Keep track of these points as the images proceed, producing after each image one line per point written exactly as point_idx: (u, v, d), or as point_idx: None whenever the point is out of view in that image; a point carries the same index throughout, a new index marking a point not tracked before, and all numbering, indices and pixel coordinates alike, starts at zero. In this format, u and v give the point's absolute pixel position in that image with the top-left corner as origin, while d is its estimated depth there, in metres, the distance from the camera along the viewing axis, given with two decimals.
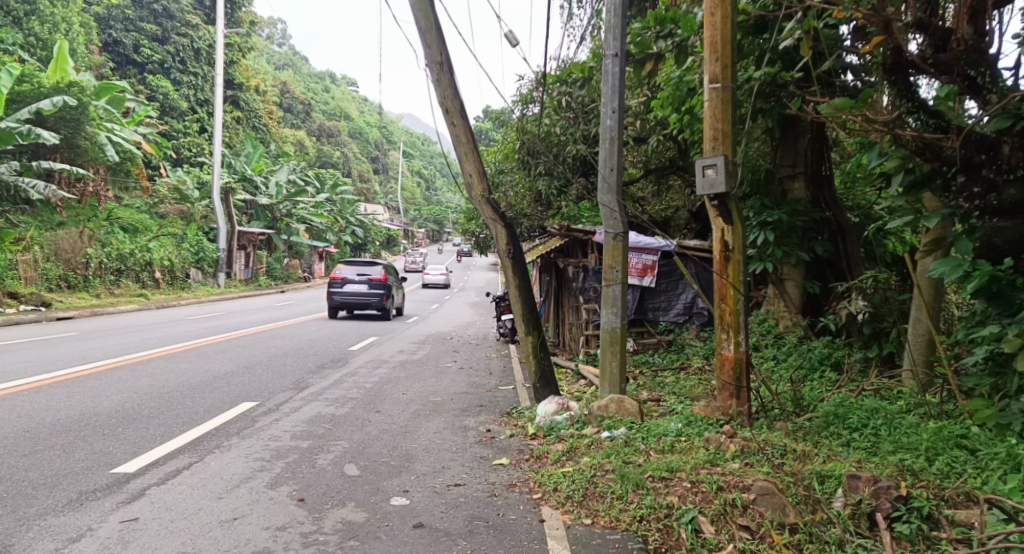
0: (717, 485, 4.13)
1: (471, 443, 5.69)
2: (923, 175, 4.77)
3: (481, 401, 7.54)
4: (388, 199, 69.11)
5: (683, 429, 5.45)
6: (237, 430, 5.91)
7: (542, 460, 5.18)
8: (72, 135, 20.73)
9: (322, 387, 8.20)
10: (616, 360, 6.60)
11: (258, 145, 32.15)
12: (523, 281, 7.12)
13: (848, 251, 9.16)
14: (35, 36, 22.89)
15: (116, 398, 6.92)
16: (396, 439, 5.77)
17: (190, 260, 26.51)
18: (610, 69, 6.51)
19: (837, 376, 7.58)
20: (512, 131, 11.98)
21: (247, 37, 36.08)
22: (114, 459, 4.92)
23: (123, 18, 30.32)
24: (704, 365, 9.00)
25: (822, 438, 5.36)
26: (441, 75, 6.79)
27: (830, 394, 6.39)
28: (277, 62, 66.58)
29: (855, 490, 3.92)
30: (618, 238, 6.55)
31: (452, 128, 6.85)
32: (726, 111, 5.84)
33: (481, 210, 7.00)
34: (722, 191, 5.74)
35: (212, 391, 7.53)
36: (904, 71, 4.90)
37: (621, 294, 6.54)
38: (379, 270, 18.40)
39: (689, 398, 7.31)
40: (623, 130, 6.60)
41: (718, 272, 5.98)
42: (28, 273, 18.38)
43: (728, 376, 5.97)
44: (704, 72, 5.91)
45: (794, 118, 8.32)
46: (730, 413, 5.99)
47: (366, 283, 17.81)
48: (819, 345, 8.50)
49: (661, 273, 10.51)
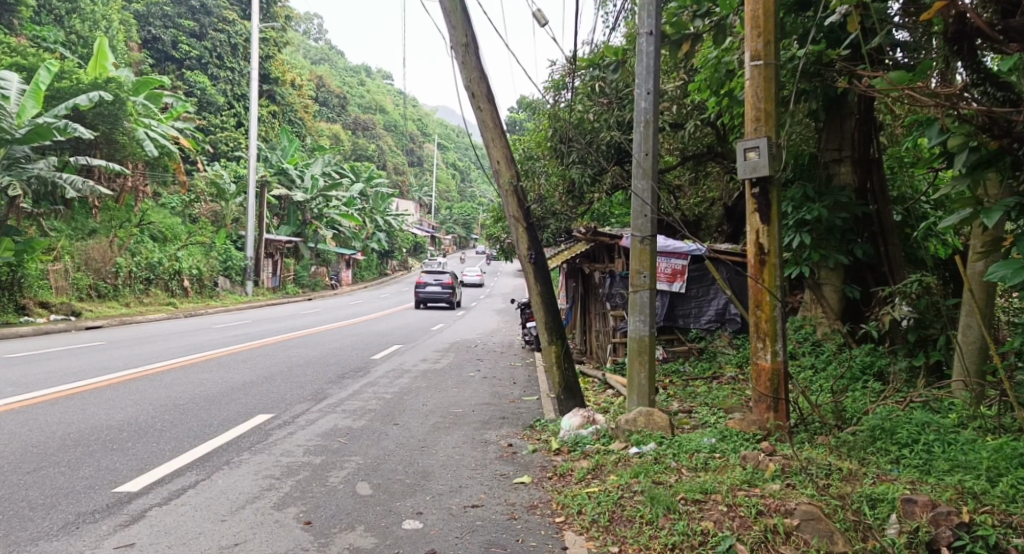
0: (756, 509, 3.78)
1: (491, 459, 5.41)
2: (990, 153, 4.32)
3: (504, 413, 7.26)
4: (422, 193, 69.64)
5: (717, 444, 5.10)
6: (249, 445, 5.69)
7: (566, 478, 4.87)
8: (110, 131, 20.84)
9: (341, 398, 7.98)
10: (645, 371, 6.26)
11: (293, 139, 32.63)
12: (545, 288, 6.79)
13: (890, 253, 8.72)
14: (76, 34, 23.86)
15: (130, 411, 6.77)
16: (413, 454, 5.50)
17: (218, 268, 26.73)
18: (645, 49, 6.25)
19: (882, 387, 7.15)
20: (545, 117, 11.79)
21: (282, 32, 36.55)
22: (119, 476, 4.73)
23: (162, 15, 31.31)
24: (737, 374, 8.62)
25: (868, 456, 4.98)
26: (467, 57, 6.60)
27: (875, 406, 6.00)
28: (313, 56, 67.54)
29: (910, 516, 3.55)
30: (645, 242, 6.21)
31: (479, 112, 6.61)
32: (769, 89, 5.57)
33: (507, 202, 6.71)
34: (765, 175, 5.49)
35: (229, 403, 7.35)
36: (969, 39, 4.34)
37: (649, 300, 6.21)
38: (450, 275, 25.25)
39: (723, 409, 6.97)
40: (658, 113, 6.29)
41: (752, 277, 5.62)
42: (59, 283, 18.57)
43: (765, 388, 5.61)
44: (745, 49, 5.67)
45: (840, 95, 8.15)
46: (768, 428, 5.62)
47: (440, 285, 24.65)
48: (860, 353, 8.06)
49: (691, 278, 10.12)
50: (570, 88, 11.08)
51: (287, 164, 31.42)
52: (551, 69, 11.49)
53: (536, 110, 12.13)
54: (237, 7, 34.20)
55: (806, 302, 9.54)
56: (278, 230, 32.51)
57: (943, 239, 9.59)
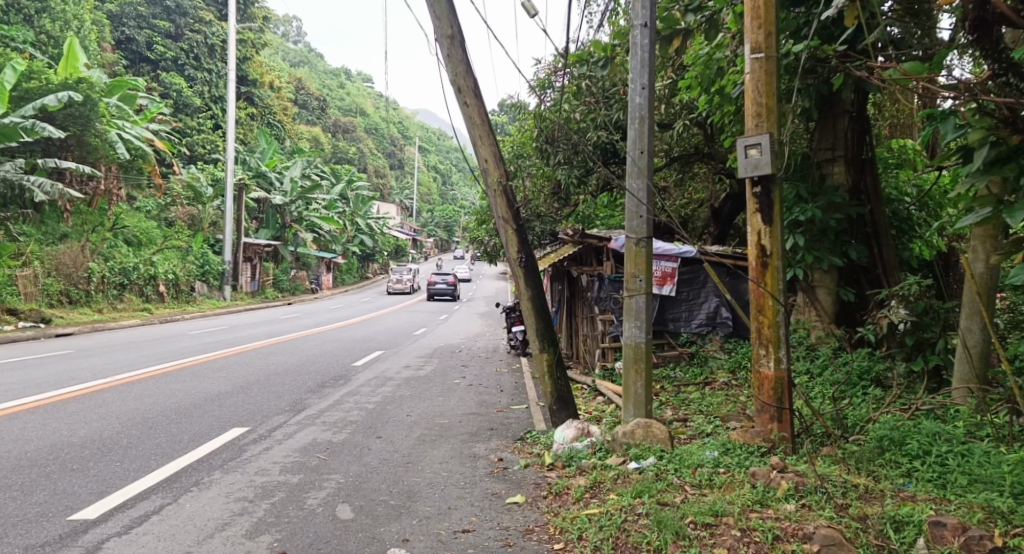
0: (772, 534, 3.53)
1: (481, 476, 5.08)
2: (1010, 148, 4.12)
3: (492, 423, 6.93)
4: (403, 195, 69.18)
5: (721, 458, 4.82)
6: (221, 463, 5.31)
7: (563, 497, 4.56)
8: (81, 132, 20.14)
9: (320, 409, 7.59)
10: (641, 380, 5.96)
11: (271, 141, 32.09)
12: (535, 293, 6.49)
13: (885, 255, 8.53)
14: (46, 34, 23.25)
15: (94, 426, 6.35)
16: (397, 472, 5.15)
17: (195, 273, 26.15)
18: (639, 42, 5.97)
19: (883, 393, 6.92)
20: (530, 117, 11.51)
21: (260, 33, 35.95)
22: (77, 501, 4.37)
23: (136, 15, 30.62)
24: (730, 380, 8.38)
25: (878, 469, 4.73)
26: (452, 50, 6.28)
27: (880, 413, 5.76)
28: (293, 59, 66.64)
29: (939, 542, 3.32)
30: (640, 244, 5.94)
31: (465, 108, 6.29)
32: (771, 82, 5.32)
33: (495, 203, 6.39)
34: (767, 173, 5.23)
35: (201, 416, 6.95)
36: (989, 26, 4.11)
37: (645, 305, 5.91)
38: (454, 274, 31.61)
39: (719, 418, 6.70)
40: (653, 108, 6.01)
41: (754, 281, 5.36)
42: (28, 289, 17.92)
43: (768, 397, 5.34)
44: (745, 41, 5.40)
45: (834, 93, 7.93)
46: (772, 440, 5.35)
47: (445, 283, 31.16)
48: (856, 358, 7.84)
49: (681, 281, 9.86)
50: (556, 87, 10.81)
51: (266, 167, 30.93)
52: (536, 68, 11.25)
53: (520, 109, 11.84)
54: (213, 8, 33.58)
55: (799, 305, 9.31)
56: (257, 234, 31.93)
57: (928, 240, 9.47)
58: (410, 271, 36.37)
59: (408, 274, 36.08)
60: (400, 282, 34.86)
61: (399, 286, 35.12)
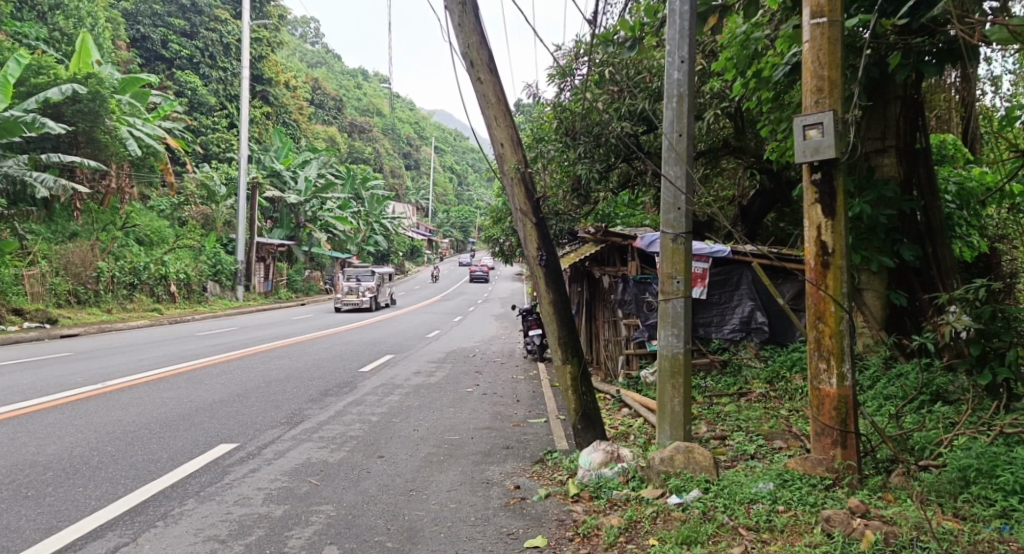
0: None
1: (495, 510, 4.36)
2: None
3: (508, 441, 6.22)
4: (421, 195, 68.46)
5: (777, 490, 4.17)
6: (198, 489, 4.64)
7: (591, 541, 3.87)
8: (90, 129, 19.60)
9: (319, 422, 6.91)
10: (679, 396, 5.23)
11: (286, 140, 31.61)
12: (556, 295, 5.75)
13: (940, 255, 7.69)
14: (59, 31, 22.72)
15: (66, 440, 5.74)
16: (400, 502, 4.46)
17: (207, 273, 25.57)
18: (678, 10, 5.24)
19: (950, 411, 6.12)
20: (549, 107, 10.77)
21: (275, 32, 35.42)
22: (18, 540, 3.78)
23: (152, 14, 30.19)
24: (768, 392, 7.63)
25: (968, 511, 4.02)
26: (464, 17, 5.60)
27: (956, 438, 4.99)
28: (311, 59, 66.02)
29: None
30: (678, 240, 5.20)
31: (479, 84, 5.60)
32: (834, 51, 4.55)
33: (513, 194, 5.68)
34: (830, 157, 4.49)
35: (188, 429, 6.31)
36: None
37: (683, 310, 5.19)
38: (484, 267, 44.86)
39: (763, 436, 5.96)
40: (693, 85, 5.27)
41: (813, 283, 4.60)
42: (34, 289, 17.43)
43: (829, 419, 4.58)
44: (804, 5, 4.65)
45: (889, 72, 7.12)
46: (836, 469, 4.57)
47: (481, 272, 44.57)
48: (912, 371, 7.06)
49: (714, 282, 9.06)
50: (578, 74, 10.06)
51: (281, 166, 30.51)
52: (556, 55, 10.53)
53: (538, 100, 11.12)
54: (229, 7, 33.12)
55: None
56: (271, 233, 31.39)
57: (969, 242, 8.82)
58: (373, 276, 25.94)
59: (369, 280, 25.81)
60: (353, 292, 24.51)
61: (351, 299, 24.79)
